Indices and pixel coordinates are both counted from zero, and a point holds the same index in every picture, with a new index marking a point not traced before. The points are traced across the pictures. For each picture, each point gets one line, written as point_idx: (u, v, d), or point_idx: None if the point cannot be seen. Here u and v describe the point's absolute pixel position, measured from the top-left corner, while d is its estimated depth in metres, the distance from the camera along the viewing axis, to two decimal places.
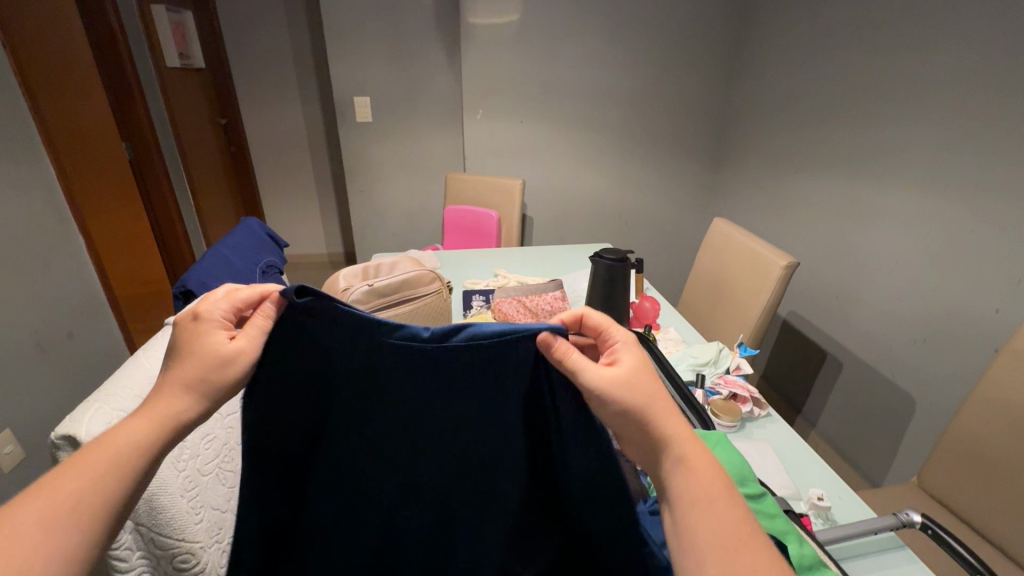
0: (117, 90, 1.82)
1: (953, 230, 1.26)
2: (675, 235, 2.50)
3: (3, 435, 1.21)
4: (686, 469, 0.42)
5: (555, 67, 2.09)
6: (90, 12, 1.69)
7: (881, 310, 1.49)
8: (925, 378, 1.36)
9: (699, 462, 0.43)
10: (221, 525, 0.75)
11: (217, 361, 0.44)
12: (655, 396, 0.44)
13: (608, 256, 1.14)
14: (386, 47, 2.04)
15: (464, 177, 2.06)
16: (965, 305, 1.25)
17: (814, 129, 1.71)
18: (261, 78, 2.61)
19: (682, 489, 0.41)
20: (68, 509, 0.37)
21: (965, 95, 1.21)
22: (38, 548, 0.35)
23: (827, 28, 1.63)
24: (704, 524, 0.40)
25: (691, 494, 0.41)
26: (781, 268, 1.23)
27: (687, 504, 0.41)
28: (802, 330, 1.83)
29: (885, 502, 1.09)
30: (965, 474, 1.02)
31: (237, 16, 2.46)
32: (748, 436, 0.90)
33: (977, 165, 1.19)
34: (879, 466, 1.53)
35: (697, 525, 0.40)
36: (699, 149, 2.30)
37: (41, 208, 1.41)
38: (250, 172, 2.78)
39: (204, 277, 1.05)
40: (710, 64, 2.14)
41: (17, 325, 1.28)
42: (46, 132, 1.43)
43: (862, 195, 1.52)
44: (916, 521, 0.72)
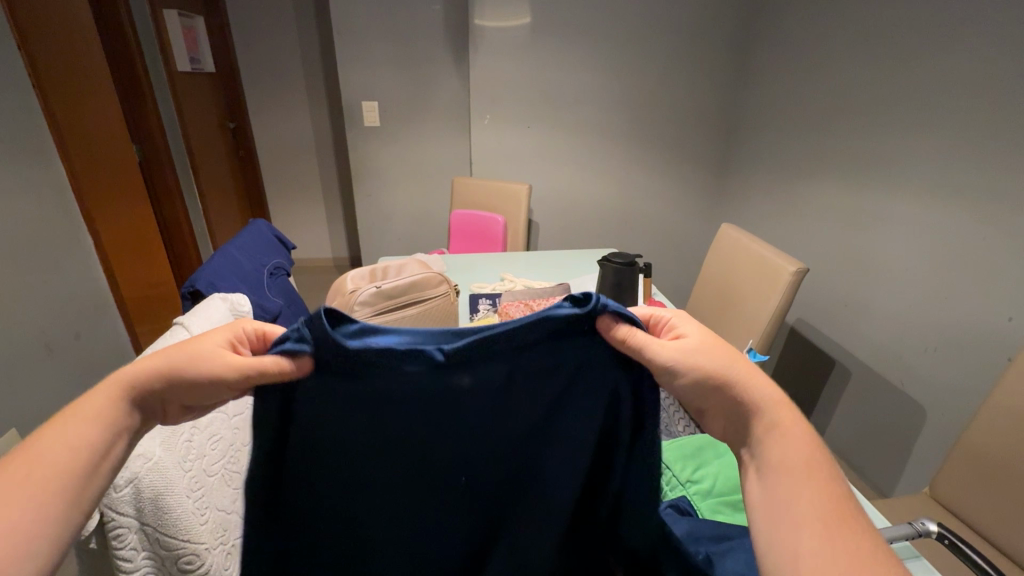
0: (129, 91, 1.84)
1: (965, 236, 1.25)
2: (681, 241, 2.49)
3: (8, 435, 1.21)
4: (774, 435, 0.42)
5: (562, 74, 2.10)
6: (105, 18, 1.72)
7: (891, 317, 1.47)
8: (937, 387, 1.35)
9: (789, 426, 0.43)
10: (226, 526, 0.74)
11: (197, 351, 0.44)
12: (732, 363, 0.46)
13: (617, 260, 1.13)
14: (394, 51, 2.05)
15: (471, 182, 2.06)
16: (979, 312, 1.24)
17: (823, 136, 1.71)
18: (271, 81, 2.63)
19: (768, 457, 0.41)
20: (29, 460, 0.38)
21: (975, 102, 1.21)
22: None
23: (836, 35, 1.63)
24: (797, 487, 0.39)
25: (776, 457, 0.41)
26: (791, 274, 1.22)
27: (778, 466, 0.41)
28: (810, 338, 1.82)
29: (897, 512, 1.07)
30: (979, 485, 1.00)
31: (248, 20, 2.49)
32: None
33: (990, 171, 1.19)
34: (890, 476, 1.51)
35: (786, 488, 0.39)
36: (705, 156, 2.31)
37: (51, 208, 1.41)
38: (256, 174, 2.79)
39: (213, 278, 1.06)
40: (716, 70, 2.15)
41: (25, 324, 1.28)
42: (58, 133, 1.44)
43: (872, 202, 1.51)
44: (932, 530, 0.71)
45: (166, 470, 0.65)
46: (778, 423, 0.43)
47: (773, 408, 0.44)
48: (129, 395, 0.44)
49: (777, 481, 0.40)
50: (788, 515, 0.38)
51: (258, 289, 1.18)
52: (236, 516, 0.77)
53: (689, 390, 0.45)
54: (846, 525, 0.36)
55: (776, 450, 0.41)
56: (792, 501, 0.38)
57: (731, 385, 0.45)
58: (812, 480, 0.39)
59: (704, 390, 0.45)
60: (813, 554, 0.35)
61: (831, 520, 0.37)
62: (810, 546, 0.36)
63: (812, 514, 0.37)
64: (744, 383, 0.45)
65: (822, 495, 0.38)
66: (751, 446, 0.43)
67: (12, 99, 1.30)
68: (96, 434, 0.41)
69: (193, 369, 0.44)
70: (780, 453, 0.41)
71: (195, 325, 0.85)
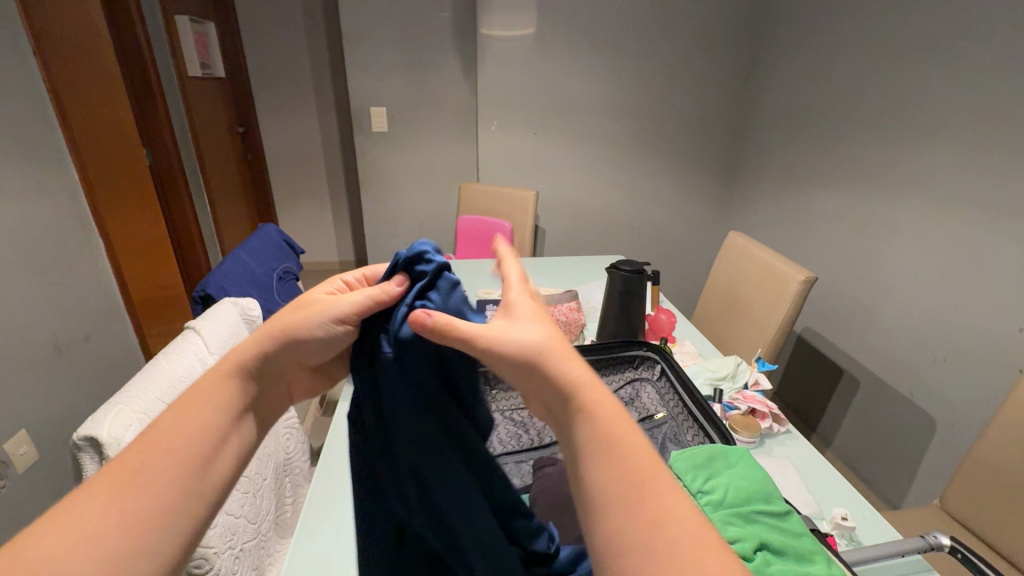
0: (139, 89, 1.85)
1: (975, 246, 1.25)
2: (689, 248, 2.49)
3: (18, 435, 1.22)
4: (587, 414, 0.40)
5: (570, 82, 2.11)
6: (117, 23, 1.74)
7: (900, 326, 1.46)
8: (947, 398, 1.34)
9: (594, 390, 0.41)
10: (234, 531, 0.75)
11: (300, 311, 0.47)
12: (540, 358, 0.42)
13: (625, 267, 1.14)
14: (403, 59, 2.07)
15: (479, 187, 2.07)
16: (989, 323, 1.23)
17: (832, 144, 1.70)
18: (280, 86, 2.65)
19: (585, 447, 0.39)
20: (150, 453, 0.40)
21: (985, 111, 1.21)
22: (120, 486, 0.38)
23: (847, 44, 1.63)
24: (605, 466, 0.37)
25: (590, 436, 0.39)
26: (799, 283, 1.22)
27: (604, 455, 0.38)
28: (817, 347, 1.81)
29: (907, 525, 1.06)
30: (991, 498, 0.99)
31: (259, 26, 2.51)
32: (768, 452, 0.89)
33: (999, 181, 1.19)
34: (900, 487, 1.50)
35: (597, 470, 0.37)
36: (713, 164, 2.31)
37: (63, 210, 1.43)
38: (264, 179, 2.81)
39: (224, 282, 1.07)
40: (724, 80, 2.16)
41: (36, 326, 1.30)
42: (71, 136, 1.46)
43: (881, 211, 1.51)
44: (944, 544, 0.70)
45: None
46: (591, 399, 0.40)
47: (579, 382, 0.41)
48: (250, 372, 0.46)
49: (592, 460, 0.38)
50: (604, 503, 0.36)
51: (267, 293, 1.18)
52: (245, 521, 0.78)
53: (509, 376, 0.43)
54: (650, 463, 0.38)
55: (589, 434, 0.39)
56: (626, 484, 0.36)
57: (547, 363, 0.41)
58: (621, 451, 0.38)
59: (520, 367, 0.42)
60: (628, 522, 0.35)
61: (641, 488, 0.36)
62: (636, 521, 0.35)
63: (625, 488, 0.36)
64: (557, 360, 0.41)
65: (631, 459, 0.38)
66: (565, 422, 0.41)
67: (28, 106, 1.33)
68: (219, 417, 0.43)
69: (308, 321, 0.46)
70: (589, 431, 0.39)
71: (206, 329, 0.86)
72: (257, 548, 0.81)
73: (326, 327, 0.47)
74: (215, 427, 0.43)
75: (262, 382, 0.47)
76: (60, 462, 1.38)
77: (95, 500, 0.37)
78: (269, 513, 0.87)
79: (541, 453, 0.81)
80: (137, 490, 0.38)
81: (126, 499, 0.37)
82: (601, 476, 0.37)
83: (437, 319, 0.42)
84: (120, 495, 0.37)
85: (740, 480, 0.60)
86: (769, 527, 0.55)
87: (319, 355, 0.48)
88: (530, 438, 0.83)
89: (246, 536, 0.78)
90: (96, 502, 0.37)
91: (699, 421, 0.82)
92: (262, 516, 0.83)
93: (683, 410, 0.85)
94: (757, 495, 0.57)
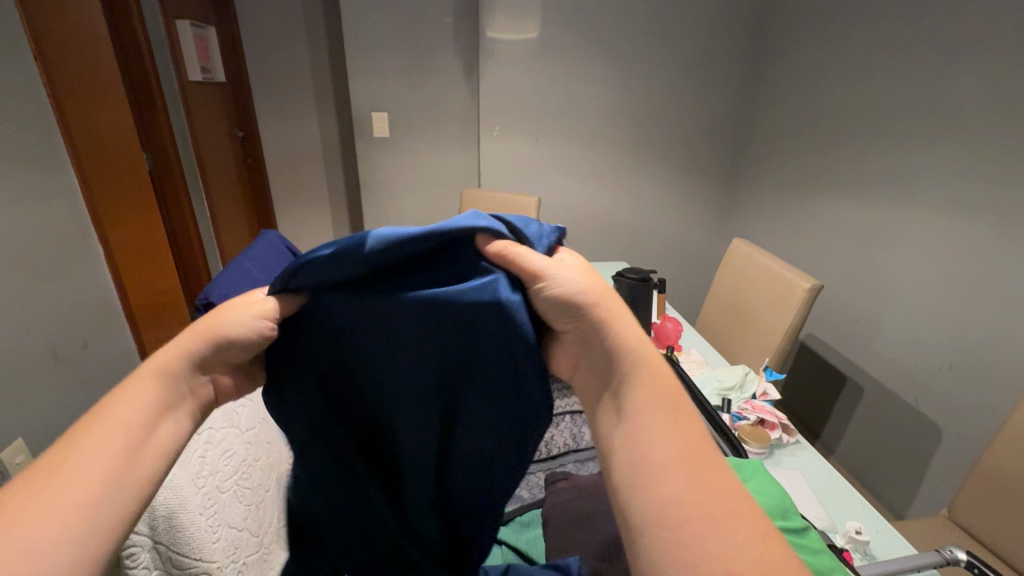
0: (137, 87, 1.83)
1: (982, 255, 1.25)
2: (690, 253, 2.49)
3: (15, 444, 1.20)
4: (645, 376, 0.43)
5: (573, 88, 2.11)
6: (118, 24, 1.73)
7: (906, 334, 1.46)
8: (954, 407, 1.34)
9: (652, 354, 0.45)
10: (238, 544, 0.73)
11: (224, 309, 0.47)
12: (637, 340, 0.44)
13: (632, 276, 1.13)
14: (405, 64, 2.06)
15: (480, 193, 2.06)
16: (997, 331, 1.23)
17: (836, 152, 1.71)
18: (279, 90, 2.62)
19: (640, 412, 0.41)
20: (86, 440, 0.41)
21: (991, 120, 1.22)
22: (69, 462, 0.39)
23: (851, 52, 1.64)
24: (662, 440, 0.39)
25: (640, 404, 0.41)
26: (805, 291, 1.21)
27: (658, 437, 0.39)
28: (820, 354, 1.81)
29: (914, 535, 1.05)
30: (1000, 509, 0.98)
31: (260, 30, 2.49)
32: (778, 464, 0.88)
33: (1007, 190, 1.19)
34: (905, 495, 1.49)
35: (651, 448, 0.39)
36: (714, 170, 2.32)
37: (62, 215, 1.41)
38: (264, 184, 2.79)
39: (227, 289, 1.04)
40: (727, 87, 2.17)
41: (33, 334, 1.28)
42: (71, 138, 1.44)
43: (886, 219, 1.51)
44: (960, 558, 0.69)
45: (177, 487, 0.65)
46: (663, 396, 0.42)
47: (653, 373, 0.43)
48: (178, 376, 0.46)
49: (642, 430, 0.40)
50: (652, 470, 0.38)
51: None
52: (248, 533, 0.76)
53: (564, 312, 0.45)
54: (705, 462, 0.38)
55: (644, 403, 0.41)
56: (691, 465, 0.38)
57: (606, 320, 0.44)
58: (710, 477, 0.38)
59: (575, 316, 0.45)
60: (686, 506, 0.36)
61: (700, 471, 0.38)
62: (690, 501, 0.36)
63: (682, 473, 0.38)
64: (624, 331, 0.44)
65: (720, 489, 0.37)
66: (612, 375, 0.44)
67: (30, 109, 1.31)
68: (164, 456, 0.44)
69: (222, 330, 0.47)
70: (644, 399, 0.41)
71: None
72: (261, 561, 0.78)
73: (239, 329, 0.46)
74: (146, 414, 0.43)
75: (199, 398, 0.48)
76: None
77: (36, 484, 0.38)
78: (274, 524, 0.84)
79: (549, 465, 0.81)
80: (81, 474, 0.39)
81: (72, 471, 0.39)
82: (671, 494, 0.36)
83: (517, 255, 0.45)
84: (58, 472, 0.39)
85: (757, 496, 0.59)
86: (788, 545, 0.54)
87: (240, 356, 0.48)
88: (537, 451, 0.82)
89: (249, 548, 0.75)
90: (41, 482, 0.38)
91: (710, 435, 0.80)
92: (266, 528, 0.80)
93: None
94: (774, 511, 0.57)
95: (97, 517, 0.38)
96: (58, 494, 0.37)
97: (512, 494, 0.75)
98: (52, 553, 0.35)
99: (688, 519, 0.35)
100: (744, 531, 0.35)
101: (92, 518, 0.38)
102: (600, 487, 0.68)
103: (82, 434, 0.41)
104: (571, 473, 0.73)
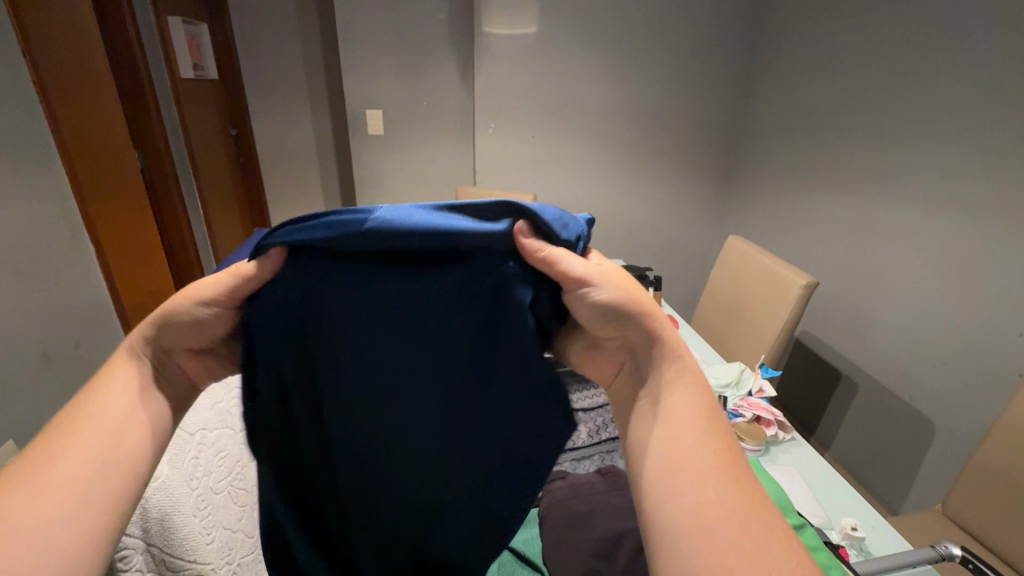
0: (129, 85, 1.81)
1: (975, 251, 1.26)
2: (686, 250, 2.50)
3: (6, 445, 1.18)
4: (684, 383, 0.45)
5: (568, 84, 2.10)
6: (108, 21, 1.70)
7: (901, 330, 1.47)
8: (947, 403, 1.35)
9: (685, 360, 0.46)
10: (232, 546, 0.72)
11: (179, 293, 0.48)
12: (677, 346, 0.46)
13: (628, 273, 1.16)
14: (399, 61, 2.05)
15: (475, 190, 2.05)
16: (990, 327, 1.23)
17: (831, 149, 1.71)
18: (272, 88, 2.60)
19: (677, 416, 0.43)
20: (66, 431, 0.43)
21: (984, 117, 1.22)
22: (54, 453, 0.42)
23: (845, 48, 1.64)
24: (698, 446, 0.41)
25: (678, 408, 0.43)
26: (800, 287, 1.21)
27: (693, 443, 0.41)
28: (815, 350, 1.82)
29: (908, 530, 1.06)
30: (993, 503, 0.99)
31: (252, 26, 2.47)
32: (774, 461, 0.88)
33: (1000, 186, 1.19)
34: (900, 490, 1.50)
35: (689, 454, 0.40)
36: (709, 166, 2.32)
37: (53, 215, 1.40)
38: (258, 182, 2.77)
39: None
40: (723, 83, 2.17)
41: (24, 334, 1.26)
42: (61, 138, 1.42)
43: (880, 215, 1.52)
44: (955, 554, 0.69)
45: (170, 488, 0.65)
46: (697, 403, 0.44)
47: (691, 382, 0.45)
48: (143, 359, 0.49)
49: (677, 433, 0.42)
50: (685, 477, 0.39)
51: None
52: (243, 533, 0.75)
53: (606, 317, 0.45)
54: (735, 471, 0.40)
55: (682, 410, 0.43)
56: (726, 470, 0.40)
57: (651, 326, 0.46)
58: (739, 485, 0.39)
59: (621, 319, 0.45)
60: (716, 511, 0.37)
61: (730, 475, 0.39)
62: (719, 507, 0.37)
63: (716, 481, 0.39)
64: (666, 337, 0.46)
65: (750, 501, 0.38)
66: (648, 378, 0.46)
67: (19, 108, 1.29)
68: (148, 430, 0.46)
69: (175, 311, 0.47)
70: (681, 406, 0.43)
71: None
72: (256, 563, 0.78)
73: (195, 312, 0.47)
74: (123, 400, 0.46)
75: (172, 383, 0.50)
76: None
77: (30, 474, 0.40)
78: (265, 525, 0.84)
79: None
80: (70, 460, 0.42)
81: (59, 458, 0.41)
82: (704, 502, 0.38)
83: (556, 258, 0.44)
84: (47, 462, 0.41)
85: None
86: None
87: (203, 338, 0.49)
88: None
89: (245, 550, 0.75)
90: (33, 471, 0.40)
91: None
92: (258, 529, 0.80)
93: None
94: None
95: (92, 493, 0.41)
96: (51, 479, 0.40)
97: None
98: (50, 531, 0.38)
99: (715, 526, 0.36)
100: (762, 538, 0.36)
101: (88, 494, 0.41)
102: (596, 484, 0.68)
103: (63, 427, 0.44)
104: (568, 472, 0.73)
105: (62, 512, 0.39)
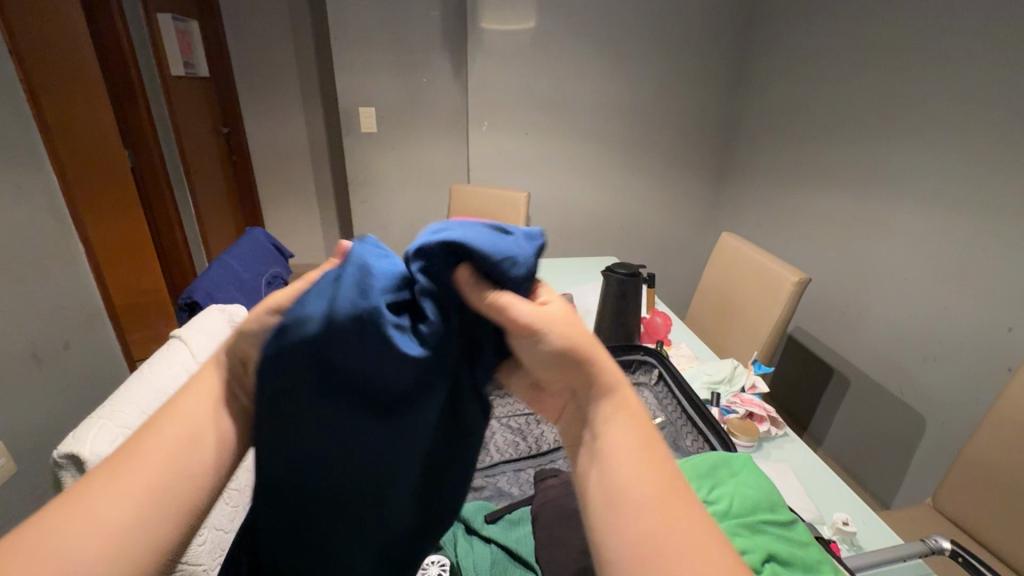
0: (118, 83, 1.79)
1: (964, 248, 1.27)
2: (679, 248, 2.50)
3: None
4: (624, 421, 0.39)
5: (562, 82, 2.10)
6: (98, 18, 1.69)
7: (891, 326, 1.48)
8: (937, 398, 1.36)
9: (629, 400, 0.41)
10: (223, 546, 0.71)
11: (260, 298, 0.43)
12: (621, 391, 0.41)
13: (620, 271, 1.13)
14: (393, 59, 2.04)
15: (469, 188, 2.04)
16: (979, 323, 1.25)
17: (823, 146, 1.72)
18: (264, 86, 2.58)
19: (618, 464, 0.37)
20: (138, 440, 0.39)
21: (973, 115, 1.23)
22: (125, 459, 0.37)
23: (837, 47, 1.65)
24: (641, 491, 0.36)
25: (614, 443, 0.38)
26: (792, 284, 1.22)
27: (633, 488, 0.36)
28: (807, 347, 1.83)
29: (898, 524, 1.07)
30: (981, 496, 1.00)
31: (244, 24, 2.45)
32: (767, 456, 0.89)
33: (989, 184, 1.20)
34: (891, 484, 1.51)
35: (630, 499, 0.35)
36: (702, 164, 2.32)
37: (44, 216, 1.39)
38: (250, 180, 2.75)
39: (210, 288, 1.02)
40: (715, 82, 2.17)
41: (14, 334, 1.25)
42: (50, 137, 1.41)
43: (871, 212, 1.52)
44: (944, 547, 0.69)
45: None
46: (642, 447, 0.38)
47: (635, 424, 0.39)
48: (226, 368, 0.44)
49: (620, 473, 0.36)
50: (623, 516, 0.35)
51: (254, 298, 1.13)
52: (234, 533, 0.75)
53: (552, 361, 0.40)
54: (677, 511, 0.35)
55: (624, 456, 0.37)
56: (669, 512, 0.35)
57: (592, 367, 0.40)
58: (681, 529, 0.34)
59: (564, 361, 0.40)
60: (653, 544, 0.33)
61: (673, 520, 0.35)
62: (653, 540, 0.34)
63: (658, 520, 0.34)
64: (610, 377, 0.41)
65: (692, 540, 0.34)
66: (587, 421, 0.40)
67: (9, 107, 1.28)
68: (221, 438, 0.41)
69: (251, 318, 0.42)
70: (620, 445, 0.38)
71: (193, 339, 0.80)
72: None
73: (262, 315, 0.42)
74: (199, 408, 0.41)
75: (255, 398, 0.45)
76: (38, 473, 1.33)
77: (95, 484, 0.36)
78: None
79: (539, 461, 0.81)
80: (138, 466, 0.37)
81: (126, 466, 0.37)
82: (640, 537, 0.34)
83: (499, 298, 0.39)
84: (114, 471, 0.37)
85: (746, 488, 0.60)
86: (778, 538, 0.54)
87: None
88: (527, 447, 0.82)
89: None
90: (99, 479, 0.36)
91: (699, 427, 0.81)
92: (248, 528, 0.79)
93: (683, 417, 0.84)
94: (762, 503, 0.57)
95: (153, 507, 0.36)
96: (116, 486, 0.36)
97: (501, 492, 0.75)
98: (101, 551, 0.33)
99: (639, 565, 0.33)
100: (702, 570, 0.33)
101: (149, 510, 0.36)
102: None
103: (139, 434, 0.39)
104: (561, 470, 0.73)
105: (119, 525, 0.34)
